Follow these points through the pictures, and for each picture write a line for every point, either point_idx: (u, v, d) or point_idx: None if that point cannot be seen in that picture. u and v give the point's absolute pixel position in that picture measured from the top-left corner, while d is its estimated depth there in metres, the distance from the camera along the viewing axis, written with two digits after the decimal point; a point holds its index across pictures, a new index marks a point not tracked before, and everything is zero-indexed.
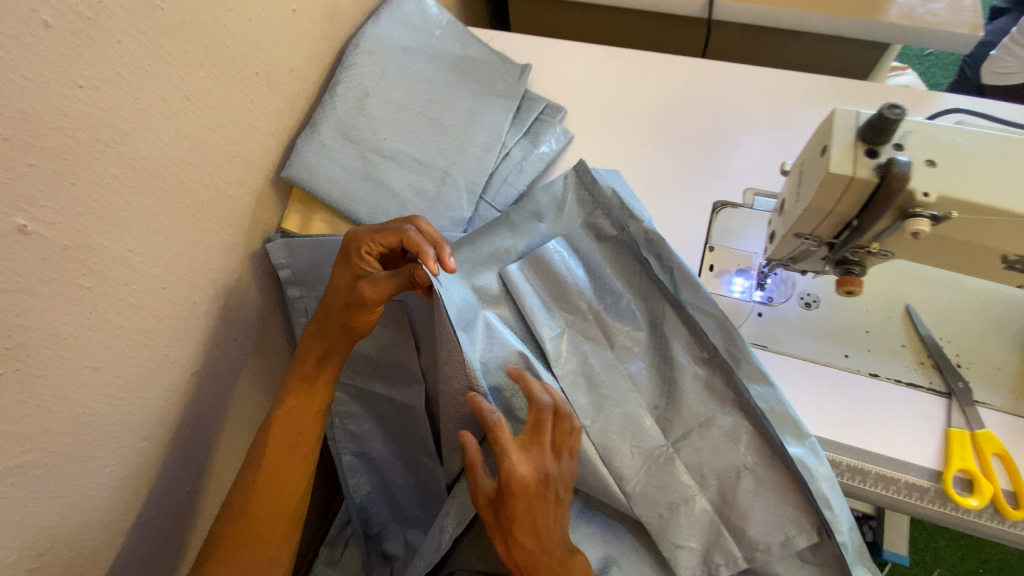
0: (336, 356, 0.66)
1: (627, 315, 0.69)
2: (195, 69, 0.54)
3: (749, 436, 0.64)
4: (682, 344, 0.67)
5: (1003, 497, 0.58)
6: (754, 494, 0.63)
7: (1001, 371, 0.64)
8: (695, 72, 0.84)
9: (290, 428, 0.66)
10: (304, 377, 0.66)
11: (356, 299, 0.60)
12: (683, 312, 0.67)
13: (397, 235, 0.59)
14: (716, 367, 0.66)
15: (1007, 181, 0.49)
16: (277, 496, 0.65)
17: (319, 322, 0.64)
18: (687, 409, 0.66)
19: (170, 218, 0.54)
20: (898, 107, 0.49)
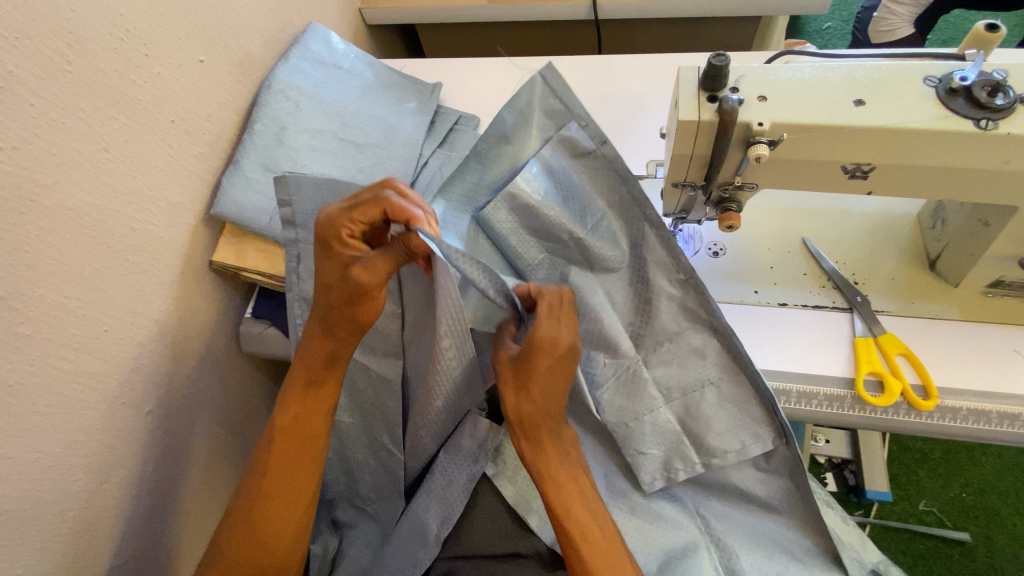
0: (343, 353, 0.61)
1: (605, 235, 0.62)
2: (110, 123, 0.61)
3: (716, 355, 0.61)
4: (660, 267, 0.61)
5: (912, 391, 0.61)
6: (716, 406, 0.61)
7: (897, 280, 0.69)
8: (589, 69, 0.96)
9: (299, 436, 0.63)
10: (310, 380, 0.62)
11: (358, 288, 0.54)
12: (662, 233, 0.60)
13: (377, 206, 0.53)
14: (691, 288, 0.60)
15: (834, 99, 0.50)
16: (285, 510, 0.61)
17: (318, 319, 0.59)
18: (659, 323, 0.62)
19: (102, 264, 0.61)
20: (723, 54, 0.50)
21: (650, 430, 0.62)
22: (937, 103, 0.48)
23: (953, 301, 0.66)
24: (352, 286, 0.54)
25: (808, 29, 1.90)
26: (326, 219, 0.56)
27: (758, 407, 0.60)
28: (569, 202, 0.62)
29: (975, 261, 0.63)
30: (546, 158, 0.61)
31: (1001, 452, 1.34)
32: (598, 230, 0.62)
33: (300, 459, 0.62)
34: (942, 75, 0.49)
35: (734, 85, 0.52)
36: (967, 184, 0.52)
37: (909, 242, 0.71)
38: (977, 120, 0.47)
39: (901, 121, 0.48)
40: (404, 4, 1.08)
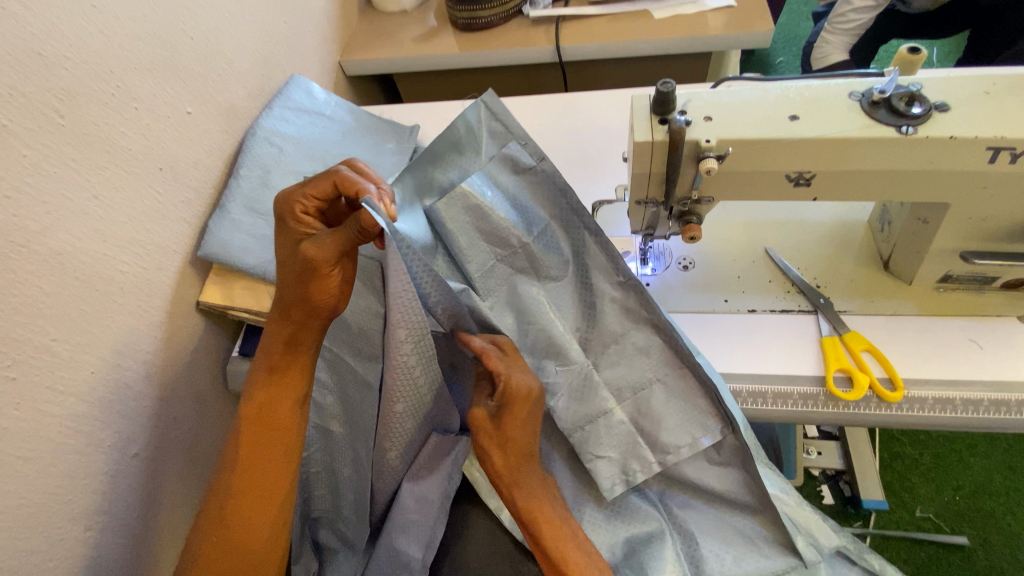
0: (306, 339, 0.62)
1: (552, 248, 0.68)
2: (100, 171, 0.64)
3: (660, 352, 0.66)
4: (602, 274, 0.67)
5: (880, 384, 0.64)
6: (664, 403, 0.65)
7: (856, 282, 0.73)
8: (556, 105, 1.03)
9: (268, 428, 0.63)
10: (273, 369, 0.63)
11: (311, 265, 0.55)
12: (601, 240, 0.66)
13: (329, 181, 0.58)
14: (630, 290, 0.66)
15: (772, 115, 0.55)
16: (258, 504, 0.61)
17: (280, 305, 0.61)
18: (603, 327, 0.67)
19: (90, 306, 0.63)
20: (669, 81, 0.55)
21: (601, 434, 0.65)
22: (862, 114, 0.53)
23: (909, 297, 0.71)
24: (304, 263, 0.56)
25: (764, 64, 2.04)
26: (284, 202, 0.59)
27: (704, 398, 0.64)
28: (514, 210, 0.67)
29: (922, 258, 0.67)
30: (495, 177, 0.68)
31: (988, 453, 1.36)
32: (546, 244, 0.68)
33: (269, 450, 0.62)
34: (865, 90, 0.55)
35: (682, 107, 0.57)
36: (901, 185, 0.57)
37: (864, 245, 0.75)
38: (899, 126, 0.52)
39: (832, 131, 0.53)
40: (381, 55, 1.16)
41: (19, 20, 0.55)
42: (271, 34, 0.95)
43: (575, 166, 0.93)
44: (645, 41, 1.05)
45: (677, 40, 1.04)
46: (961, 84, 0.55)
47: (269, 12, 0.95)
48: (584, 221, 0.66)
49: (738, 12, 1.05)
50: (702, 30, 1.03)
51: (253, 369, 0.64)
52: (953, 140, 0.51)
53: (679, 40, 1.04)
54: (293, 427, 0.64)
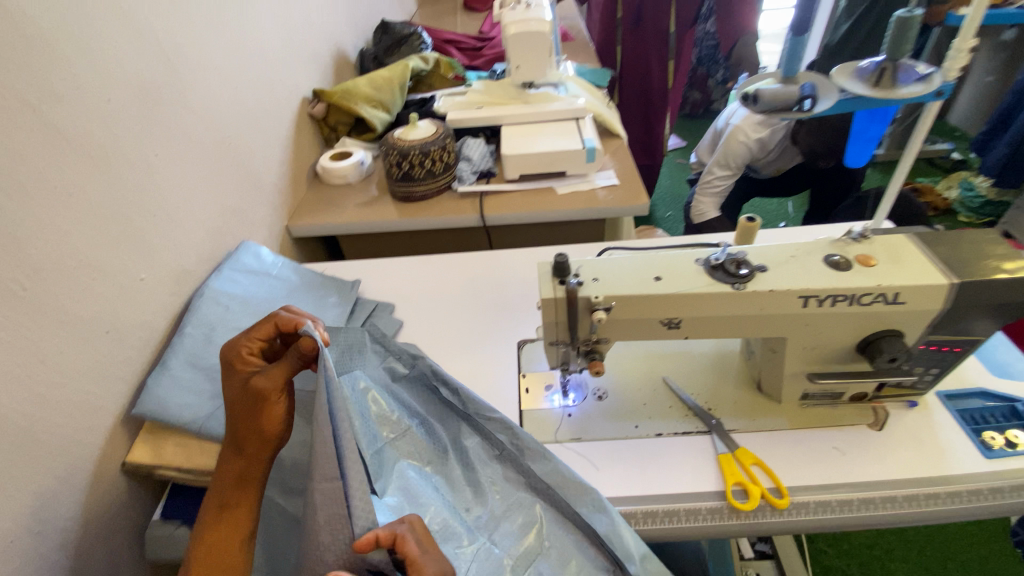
0: (259, 472, 0.64)
1: (427, 441, 0.77)
2: (49, 337, 0.67)
3: (543, 518, 0.71)
4: (478, 450, 0.76)
5: (770, 493, 0.74)
6: (556, 573, 0.68)
7: (739, 403, 0.86)
8: (481, 261, 1.20)
9: (219, 573, 0.59)
10: (224, 504, 0.62)
11: (260, 395, 0.62)
12: (471, 421, 0.77)
13: (271, 322, 0.68)
14: (506, 460, 0.75)
15: (642, 276, 0.71)
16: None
17: (231, 440, 0.64)
18: (489, 502, 0.72)
19: (12, 474, 0.62)
20: (562, 254, 0.71)
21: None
22: (706, 274, 0.70)
23: (782, 414, 0.84)
24: (253, 395, 0.62)
25: (657, 217, 2.44)
26: (229, 351, 0.68)
27: (593, 549, 0.70)
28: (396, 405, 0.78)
29: (782, 381, 0.82)
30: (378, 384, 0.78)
31: (906, 558, 1.44)
32: (422, 434, 0.77)
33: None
34: (705, 257, 0.73)
35: (575, 271, 0.72)
36: (747, 324, 0.72)
37: (741, 371, 0.90)
38: (733, 283, 0.69)
39: (688, 287, 0.69)
40: (325, 220, 1.31)
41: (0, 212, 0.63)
42: (225, 208, 1.08)
43: (500, 313, 1.06)
44: (552, 209, 1.28)
45: (577, 209, 1.27)
46: (772, 250, 0.74)
47: (225, 190, 1.08)
48: (454, 410, 0.78)
49: (623, 188, 1.32)
50: (596, 201, 1.28)
51: (202, 513, 0.63)
52: (771, 292, 0.68)
53: (579, 209, 1.28)
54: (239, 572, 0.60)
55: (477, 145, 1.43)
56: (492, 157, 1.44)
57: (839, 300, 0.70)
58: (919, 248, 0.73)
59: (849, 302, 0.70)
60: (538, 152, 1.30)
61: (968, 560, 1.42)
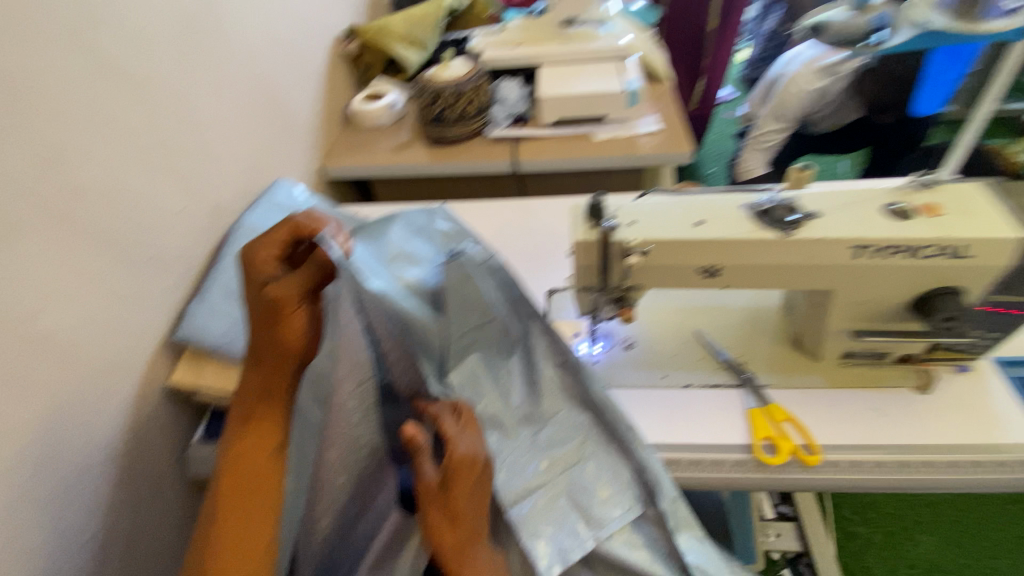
0: (282, 383, 0.66)
1: (503, 333, 0.74)
2: (93, 261, 0.70)
3: (590, 432, 0.72)
4: (544, 354, 0.74)
5: (800, 450, 0.72)
6: (595, 476, 0.69)
7: (774, 359, 0.83)
8: (514, 207, 1.17)
9: (246, 480, 0.64)
10: (247, 418, 0.66)
11: (277, 304, 0.61)
12: (546, 326, 0.73)
13: (287, 227, 0.63)
14: (569, 371, 0.73)
15: (682, 222, 0.67)
16: (242, 562, 0.60)
17: (253, 354, 0.65)
18: (545, 404, 0.72)
19: (65, 386, 0.65)
20: (598, 198, 0.69)
21: (529, 509, 0.66)
22: (751, 220, 0.66)
23: (819, 372, 0.81)
24: (269, 305, 0.61)
25: (698, 173, 2.34)
26: (245, 253, 0.63)
27: (629, 471, 0.70)
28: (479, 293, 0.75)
29: (823, 338, 0.78)
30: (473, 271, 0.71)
31: (934, 530, 1.41)
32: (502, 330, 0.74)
33: (251, 502, 0.63)
34: (752, 203, 0.69)
35: (611, 213, 0.69)
36: (790, 276, 0.69)
37: (780, 327, 0.86)
38: (781, 229, 0.65)
39: (730, 233, 0.65)
40: (357, 162, 1.30)
41: (44, 131, 0.64)
42: (261, 145, 1.08)
43: (530, 260, 1.04)
44: (588, 156, 1.23)
45: (616, 157, 1.22)
46: (825, 200, 0.69)
47: (261, 126, 1.08)
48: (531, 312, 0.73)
49: (664, 135, 1.26)
50: (635, 149, 1.23)
51: (229, 427, 0.66)
52: (821, 240, 0.64)
53: (617, 156, 1.23)
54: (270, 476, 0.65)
55: (512, 87, 1.36)
56: (529, 100, 1.39)
57: (897, 252, 0.65)
58: (992, 198, 0.66)
59: (908, 254, 0.65)
60: (578, 93, 1.25)
61: (1000, 536, 1.39)
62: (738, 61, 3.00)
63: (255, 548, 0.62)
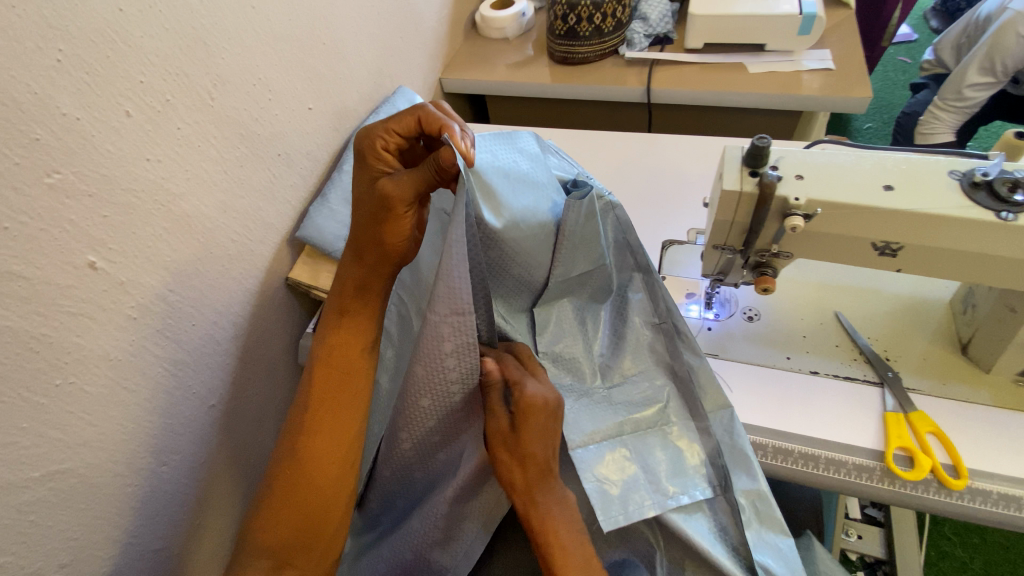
0: (375, 284, 0.66)
1: (600, 279, 0.69)
2: (231, 149, 0.72)
3: (672, 399, 0.67)
4: (639, 310, 0.69)
5: (943, 470, 0.62)
6: (670, 452, 0.63)
7: (928, 360, 0.71)
8: (640, 143, 1.07)
9: (336, 372, 0.66)
10: (342, 311, 0.67)
11: (389, 200, 0.59)
12: (649, 282, 0.68)
13: (413, 117, 0.61)
14: (661, 333, 0.68)
15: (866, 184, 0.55)
16: (327, 446, 0.64)
17: (351, 250, 0.65)
18: (627, 358, 0.68)
19: (203, 265, 0.70)
20: (764, 136, 0.57)
21: (594, 455, 0.61)
22: (961, 193, 0.53)
23: (985, 386, 0.68)
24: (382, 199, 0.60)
25: (850, 127, 2.01)
26: (362, 138, 0.62)
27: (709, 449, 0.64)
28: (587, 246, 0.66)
29: (1006, 348, 0.65)
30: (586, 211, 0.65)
31: None
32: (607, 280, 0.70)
33: (341, 391, 0.66)
34: (965, 169, 0.55)
35: (773, 163, 0.59)
36: (991, 269, 0.56)
37: (943, 326, 0.73)
38: (999, 211, 0.52)
39: (928, 205, 0.53)
40: (477, 75, 1.23)
41: (193, 11, 0.64)
42: (387, 48, 1.04)
43: (649, 205, 0.95)
44: (735, 92, 1.07)
45: (769, 95, 1.05)
46: None
47: (389, 28, 1.04)
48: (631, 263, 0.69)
49: (835, 76, 1.06)
50: (795, 88, 1.05)
51: (324, 317, 0.68)
52: None
53: (770, 95, 1.06)
54: (353, 370, 0.66)
55: (657, 3, 1.20)
56: (674, 19, 1.22)
57: None
58: None
59: None
60: (737, 15, 1.07)
61: None
62: None
63: (336, 433, 0.65)
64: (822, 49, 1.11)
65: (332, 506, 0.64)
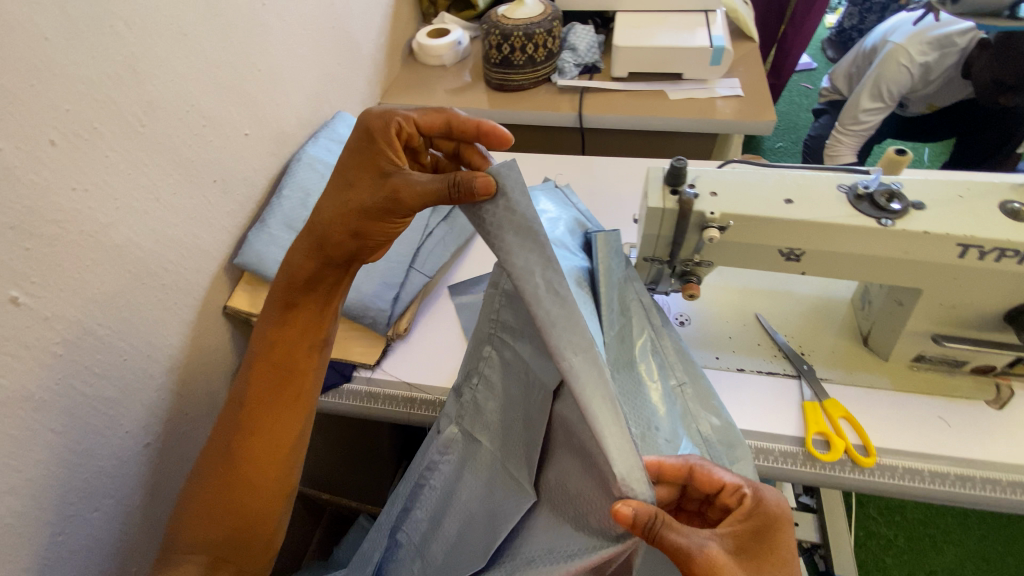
0: (329, 278, 0.65)
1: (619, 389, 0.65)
2: (164, 177, 0.70)
3: None
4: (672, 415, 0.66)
5: (855, 450, 0.69)
6: None
7: (837, 352, 0.79)
8: (575, 164, 1.13)
9: (281, 367, 0.65)
10: (288, 305, 0.66)
11: (395, 203, 0.56)
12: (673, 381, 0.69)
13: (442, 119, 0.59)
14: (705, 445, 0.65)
15: (769, 198, 0.62)
16: (261, 449, 0.62)
17: (310, 239, 0.62)
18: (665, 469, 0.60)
19: (135, 296, 0.67)
20: (681, 158, 0.63)
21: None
22: (848, 204, 0.61)
23: (884, 372, 0.77)
24: (387, 196, 0.56)
25: (763, 147, 2.20)
26: (378, 120, 0.59)
27: None
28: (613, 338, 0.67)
29: (898, 338, 0.72)
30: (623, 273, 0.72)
31: (962, 541, 1.38)
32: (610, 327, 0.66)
33: (281, 391, 0.64)
34: (850, 183, 0.63)
35: (691, 182, 0.65)
36: (879, 269, 0.63)
37: (847, 321, 0.82)
38: (880, 219, 0.59)
39: (821, 216, 0.60)
40: (417, 101, 1.26)
41: (122, 39, 0.63)
42: (324, 75, 1.05)
43: None
44: (658, 116, 1.16)
45: (687, 119, 1.15)
46: (936, 186, 0.62)
47: (326, 55, 1.05)
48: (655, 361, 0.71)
49: (745, 102, 1.17)
50: (711, 113, 1.15)
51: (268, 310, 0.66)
52: (926, 235, 0.58)
53: (690, 119, 1.15)
54: (283, 369, 0.65)
55: (585, 34, 1.28)
56: (600, 50, 1.30)
57: (1008, 255, 0.57)
58: None
59: (1020, 259, 0.57)
60: (656, 46, 1.17)
61: None
62: (823, 27, 2.75)
63: (262, 434, 0.62)
64: (732, 78, 1.22)
65: (265, 513, 0.61)
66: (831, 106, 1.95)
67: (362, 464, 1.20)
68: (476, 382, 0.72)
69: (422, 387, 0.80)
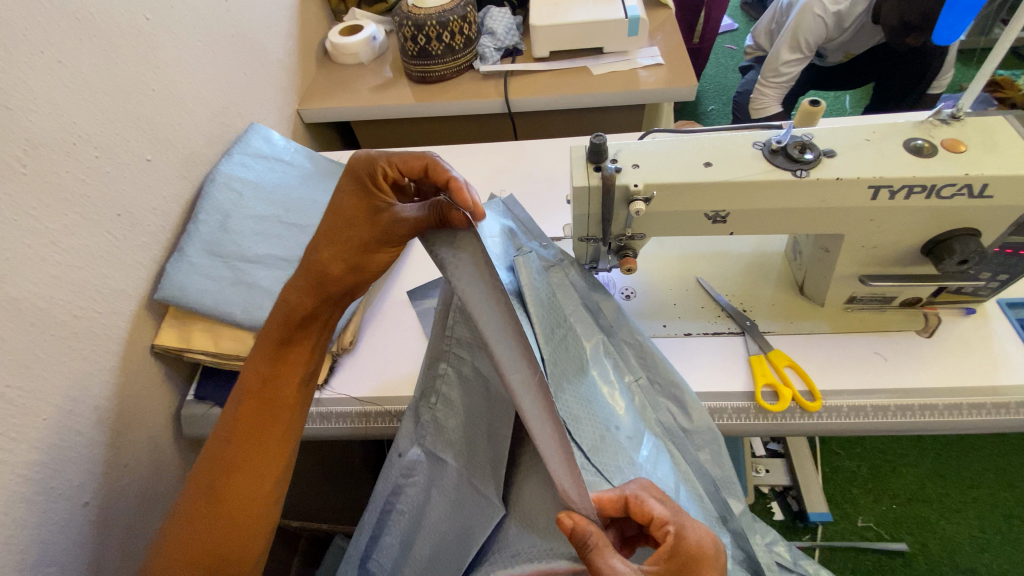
0: (326, 317, 0.63)
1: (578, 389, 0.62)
2: (58, 218, 0.65)
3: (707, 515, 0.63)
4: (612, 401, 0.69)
5: (801, 396, 0.72)
6: None
7: (777, 305, 0.81)
8: (508, 151, 1.11)
9: (268, 404, 0.60)
10: (285, 341, 0.63)
11: (392, 234, 0.56)
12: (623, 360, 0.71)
13: (419, 161, 0.57)
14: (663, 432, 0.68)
15: (688, 163, 0.63)
16: (252, 475, 0.58)
17: (306, 275, 0.60)
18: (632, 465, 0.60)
19: (44, 350, 0.62)
20: (600, 134, 0.63)
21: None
22: (764, 160, 0.62)
23: (822, 317, 0.79)
24: (384, 232, 0.57)
25: (697, 111, 2.25)
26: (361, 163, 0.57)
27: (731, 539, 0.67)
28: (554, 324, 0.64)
29: (830, 283, 0.74)
30: (554, 274, 0.72)
31: (919, 462, 1.46)
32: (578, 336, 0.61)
33: (272, 422, 0.60)
34: (765, 139, 0.64)
35: (613, 156, 0.65)
36: (801, 220, 0.64)
37: (783, 272, 0.85)
38: (795, 170, 0.60)
39: (739, 175, 0.61)
40: (338, 104, 1.22)
41: None
42: (231, 87, 0.99)
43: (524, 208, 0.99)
44: (584, 94, 1.15)
45: (612, 94, 1.15)
46: (845, 133, 0.63)
47: (230, 66, 0.99)
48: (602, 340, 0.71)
49: (667, 69, 1.18)
50: (635, 84, 1.15)
51: (264, 336, 0.62)
52: (839, 181, 0.59)
53: (615, 93, 1.15)
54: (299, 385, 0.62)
55: (501, 17, 1.26)
56: (519, 32, 1.28)
57: (916, 192, 0.59)
58: (1019, 130, 0.60)
59: (927, 195, 0.59)
60: (573, 22, 1.16)
61: (981, 467, 1.44)
62: None
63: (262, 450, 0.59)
64: (651, 47, 1.23)
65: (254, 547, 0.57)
66: (756, 63, 1.99)
67: (332, 482, 1.17)
68: (434, 401, 0.68)
69: (374, 400, 0.78)
